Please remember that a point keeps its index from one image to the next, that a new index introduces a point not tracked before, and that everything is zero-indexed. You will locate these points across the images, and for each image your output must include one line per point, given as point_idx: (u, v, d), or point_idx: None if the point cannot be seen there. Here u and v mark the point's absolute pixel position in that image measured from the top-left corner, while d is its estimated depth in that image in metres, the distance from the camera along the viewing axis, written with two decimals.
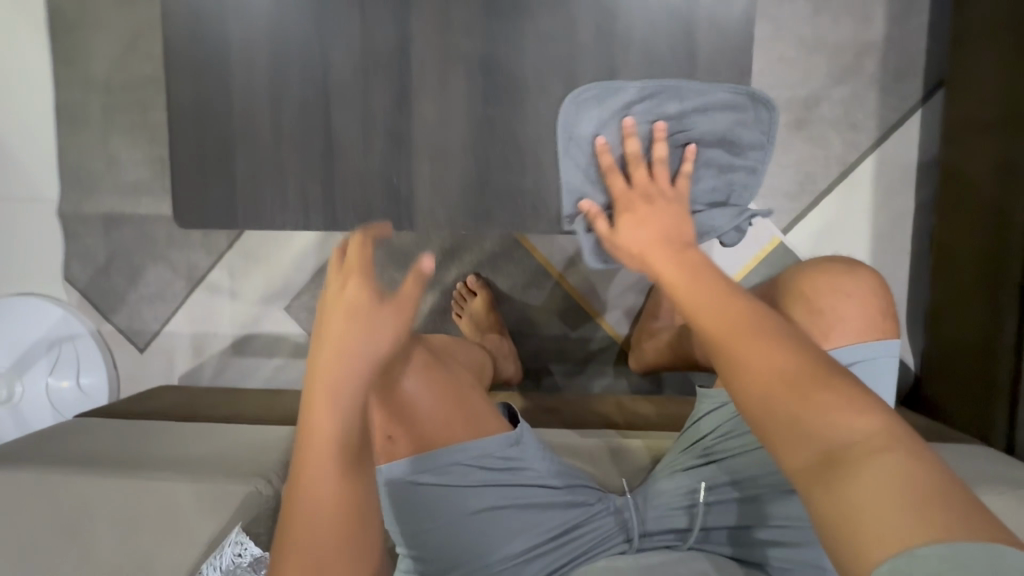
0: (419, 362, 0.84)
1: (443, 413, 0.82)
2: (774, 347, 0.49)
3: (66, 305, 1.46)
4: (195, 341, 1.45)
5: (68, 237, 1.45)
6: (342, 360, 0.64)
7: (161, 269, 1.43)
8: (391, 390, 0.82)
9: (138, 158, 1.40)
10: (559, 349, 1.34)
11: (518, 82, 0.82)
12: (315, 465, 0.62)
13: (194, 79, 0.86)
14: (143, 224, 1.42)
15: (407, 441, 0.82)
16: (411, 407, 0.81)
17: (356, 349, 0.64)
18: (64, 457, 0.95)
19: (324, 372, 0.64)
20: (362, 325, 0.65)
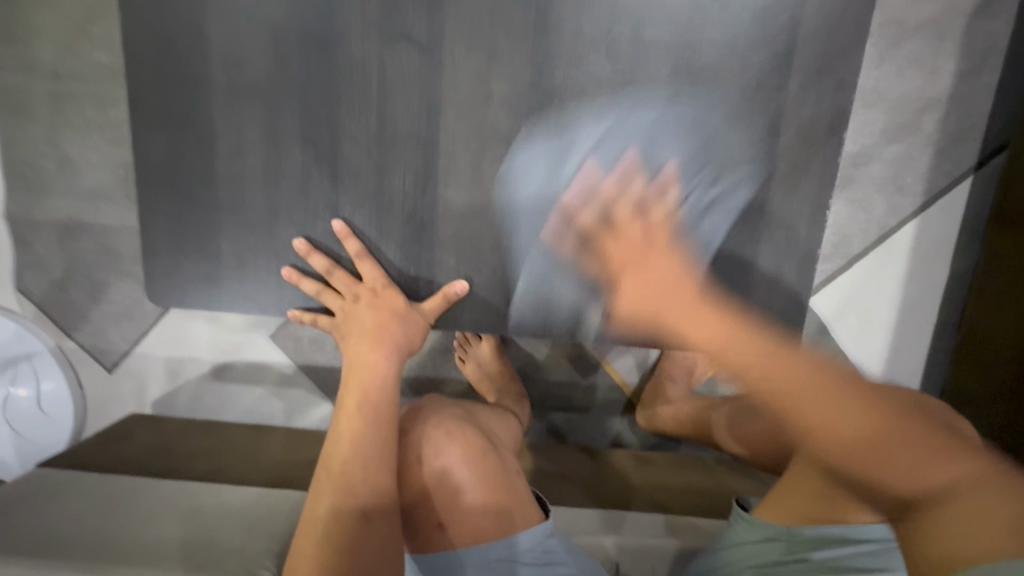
0: (454, 453, 0.77)
1: (479, 516, 0.74)
2: (852, 405, 0.61)
3: (20, 320, 1.31)
4: (169, 365, 1.33)
5: (17, 244, 1.28)
6: (361, 419, 0.67)
7: (128, 285, 1.29)
8: (434, 476, 0.76)
9: (98, 159, 1.22)
10: (565, 397, 1.26)
11: (561, 175, 0.75)
12: (335, 510, 0.62)
13: (173, 137, 0.73)
14: (106, 234, 1.26)
15: (437, 545, 0.73)
16: (445, 506, 0.74)
17: (369, 407, 0.68)
18: (33, 539, 0.90)
19: (341, 433, 0.66)
20: (378, 380, 0.70)
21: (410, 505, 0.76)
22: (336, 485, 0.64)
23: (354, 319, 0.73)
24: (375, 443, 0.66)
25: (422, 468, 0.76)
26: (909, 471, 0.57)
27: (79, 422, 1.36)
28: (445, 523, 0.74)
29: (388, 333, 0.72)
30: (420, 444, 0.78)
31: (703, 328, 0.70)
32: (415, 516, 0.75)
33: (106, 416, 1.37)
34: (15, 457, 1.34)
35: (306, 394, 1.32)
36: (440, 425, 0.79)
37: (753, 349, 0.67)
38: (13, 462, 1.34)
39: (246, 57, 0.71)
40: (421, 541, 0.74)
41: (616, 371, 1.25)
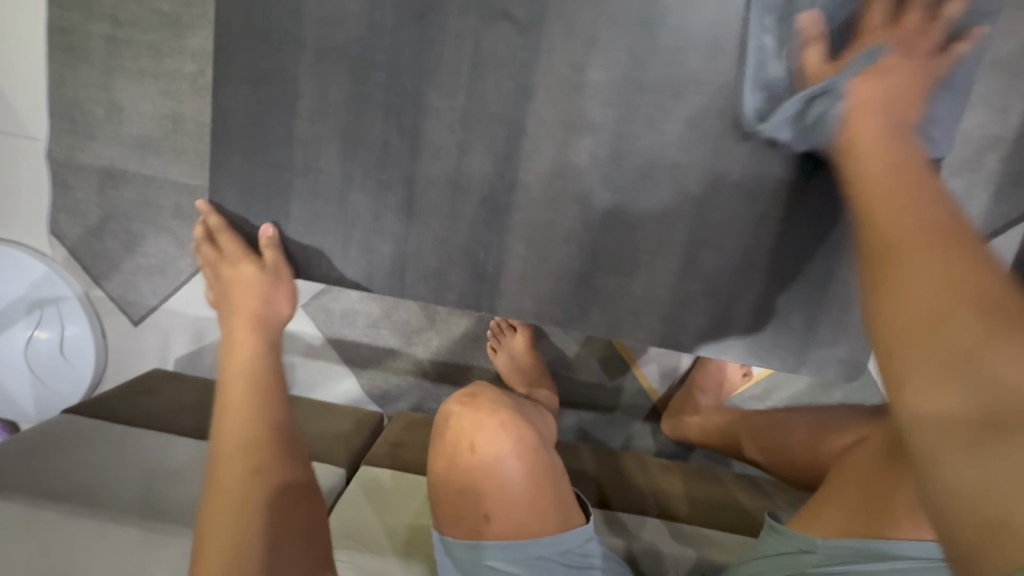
0: (508, 442, 0.77)
1: (525, 509, 0.74)
2: (961, 380, 0.44)
3: (51, 262, 1.29)
4: (195, 325, 1.33)
5: (56, 187, 1.26)
6: (250, 393, 0.74)
7: (164, 240, 1.28)
8: (485, 466, 0.76)
9: (145, 109, 1.21)
10: (589, 396, 1.28)
11: (648, 173, 0.75)
12: (240, 493, 0.67)
13: (256, 94, 0.74)
14: (146, 185, 1.25)
15: (483, 530, 0.75)
16: (493, 494, 0.75)
17: (257, 384, 0.74)
18: (53, 486, 0.88)
19: (234, 417, 0.72)
20: (254, 359, 0.75)
21: (453, 491, 0.77)
22: (248, 480, 0.68)
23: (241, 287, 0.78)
24: (265, 422, 0.73)
25: (474, 455, 0.77)
26: (1010, 452, 0.40)
27: (100, 371, 1.35)
28: (491, 516, 0.75)
29: (263, 320, 0.77)
30: (473, 432, 0.79)
31: (915, 356, 0.47)
32: (460, 502, 0.77)
33: (127, 368, 1.36)
34: (32, 401, 1.32)
35: (331, 365, 1.34)
36: (495, 414, 0.80)
37: (929, 272, 0.49)
38: (28, 405, 1.33)
39: (341, 19, 0.72)
40: (467, 523, 0.76)
41: (645, 377, 1.26)
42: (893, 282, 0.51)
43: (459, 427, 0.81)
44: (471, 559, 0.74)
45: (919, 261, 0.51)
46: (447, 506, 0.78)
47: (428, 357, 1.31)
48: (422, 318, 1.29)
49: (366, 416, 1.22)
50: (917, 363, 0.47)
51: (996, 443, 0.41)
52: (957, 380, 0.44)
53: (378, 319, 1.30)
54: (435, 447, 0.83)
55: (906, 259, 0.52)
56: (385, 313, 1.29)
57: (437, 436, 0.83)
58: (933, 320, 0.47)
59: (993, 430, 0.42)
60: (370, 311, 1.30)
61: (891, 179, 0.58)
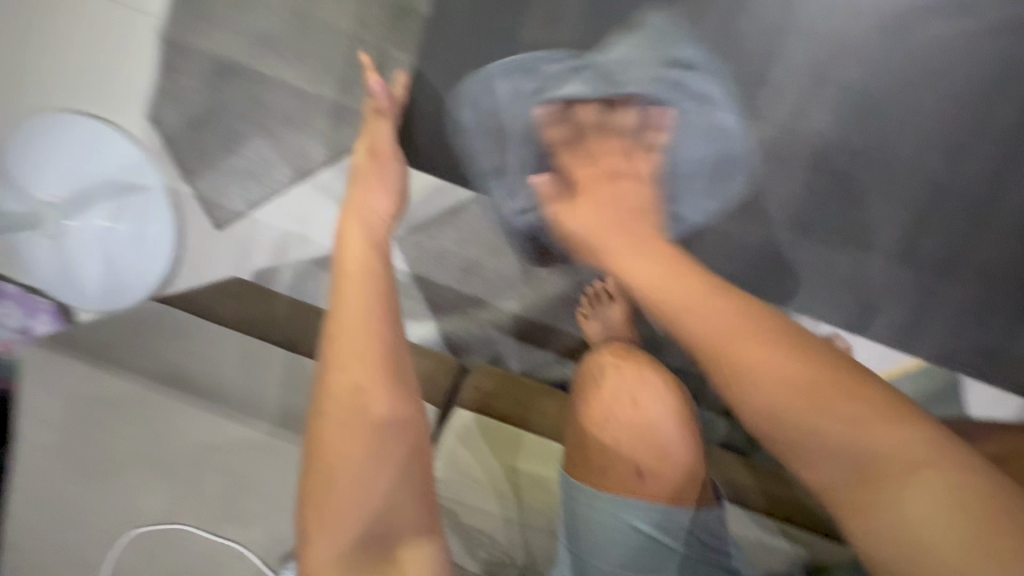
0: (671, 408, 0.74)
1: (682, 476, 0.71)
2: (772, 349, 0.64)
3: (143, 147, 1.23)
4: (280, 239, 1.26)
5: (164, 70, 1.20)
6: (362, 302, 0.75)
7: (266, 144, 1.21)
8: (649, 424, 0.72)
9: (272, 4, 1.16)
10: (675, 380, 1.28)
11: None
12: (344, 416, 0.68)
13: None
14: (259, 84, 1.19)
15: (635, 487, 0.70)
16: (654, 453, 0.71)
17: (371, 288, 0.77)
18: (128, 358, 0.79)
19: (340, 326, 0.74)
20: (367, 272, 0.79)
21: (608, 443, 0.72)
22: (345, 405, 0.69)
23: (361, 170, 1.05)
24: (368, 336, 0.73)
25: (637, 410, 0.73)
26: (842, 430, 0.57)
27: (172, 271, 1.29)
28: (647, 473, 0.70)
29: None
30: (637, 387, 0.75)
31: (739, 360, 0.64)
32: (613, 453, 0.72)
33: (201, 273, 1.30)
34: (99, 289, 1.26)
35: (413, 305, 1.29)
36: (658, 373, 0.77)
37: (715, 327, 0.67)
38: (95, 293, 1.27)
39: None
40: (618, 478, 0.71)
41: None
42: (677, 318, 0.70)
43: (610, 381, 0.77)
44: (614, 512, 0.69)
45: (773, 359, 0.63)
46: (589, 456, 0.73)
47: (515, 313, 1.27)
48: (519, 270, 1.24)
49: (449, 360, 1.16)
50: (820, 423, 0.58)
51: (822, 419, 0.58)
52: (806, 448, 0.59)
53: (472, 265, 1.25)
54: (580, 396, 0.79)
55: (744, 363, 0.64)
56: (481, 260, 1.24)
57: (586, 385, 0.79)
58: (759, 377, 0.62)
59: (798, 439, 0.60)
60: (464, 255, 1.24)
61: (733, 347, 0.65)
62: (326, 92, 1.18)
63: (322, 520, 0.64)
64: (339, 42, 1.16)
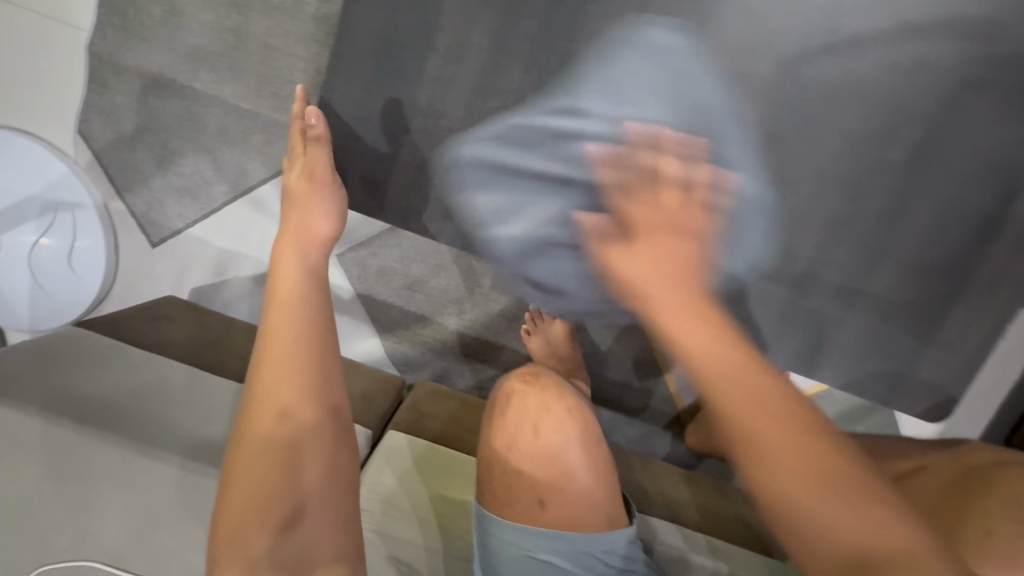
0: (576, 436, 0.75)
1: (584, 503, 0.72)
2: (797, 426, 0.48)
3: (72, 164, 1.19)
4: (218, 258, 1.24)
5: (93, 85, 1.17)
6: (291, 324, 0.72)
7: (202, 161, 1.19)
8: (549, 453, 0.74)
9: (206, 19, 1.14)
10: (618, 394, 1.30)
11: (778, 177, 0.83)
12: (263, 439, 0.65)
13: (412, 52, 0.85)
14: (194, 100, 1.16)
15: (534, 516, 0.71)
16: (554, 482, 0.72)
17: (302, 304, 0.75)
18: (57, 395, 0.79)
19: (269, 345, 0.70)
20: (295, 287, 0.76)
21: (510, 472, 0.74)
22: (267, 428, 0.66)
23: (296, 190, 0.87)
24: (299, 355, 0.70)
25: (538, 439, 0.75)
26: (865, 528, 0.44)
27: (106, 290, 1.25)
28: (546, 502, 0.72)
29: (304, 245, 0.81)
30: (540, 416, 0.76)
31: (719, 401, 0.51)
32: (514, 482, 0.73)
33: (136, 291, 1.27)
34: (27, 308, 1.22)
35: (357, 322, 1.28)
36: (562, 400, 0.78)
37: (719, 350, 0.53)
38: (24, 314, 1.22)
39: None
40: (519, 507, 0.72)
41: (672, 382, 1.28)
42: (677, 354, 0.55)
43: (515, 407, 0.79)
44: (517, 541, 0.70)
45: (710, 342, 0.54)
46: (495, 486, 0.74)
47: (459, 330, 1.27)
48: (462, 288, 1.25)
49: (390, 380, 1.16)
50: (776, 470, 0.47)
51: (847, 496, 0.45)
52: (770, 482, 0.47)
53: (415, 283, 1.25)
54: (488, 423, 0.80)
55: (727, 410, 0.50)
56: (424, 277, 1.24)
57: (495, 411, 0.80)
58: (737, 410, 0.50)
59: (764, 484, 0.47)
60: (407, 273, 1.24)
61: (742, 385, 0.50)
62: (263, 109, 1.16)
63: (233, 547, 0.61)
64: (275, 60, 1.14)
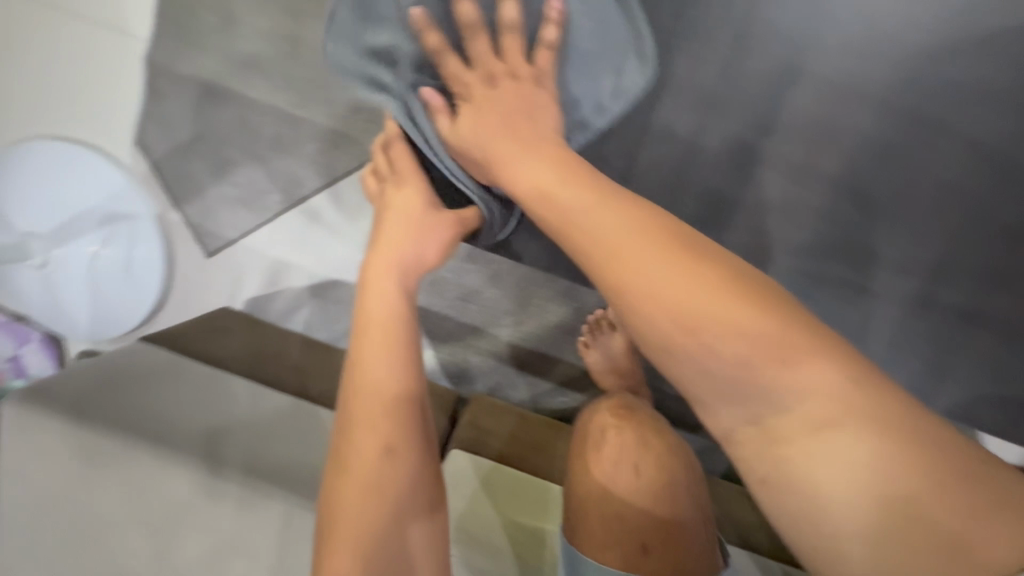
0: (678, 475, 0.73)
1: (689, 548, 0.69)
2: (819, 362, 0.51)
3: (130, 174, 1.19)
4: (271, 268, 1.23)
5: (150, 95, 1.17)
6: (388, 352, 0.68)
7: (256, 170, 1.18)
8: (652, 494, 0.72)
9: (261, 27, 1.12)
10: (678, 409, 1.25)
11: None
12: (366, 480, 0.61)
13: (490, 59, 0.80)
14: (249, 109, 1.15)
15: (640, 563, 0.69)
16: (659, 526, 0.70)
17: (396, 335, 0.70)
18: (131, 420, 0.77)
19: (368, 376, 0.66)
20: (387, 310, 0.72)
21: (611, 515, 0.71)
22: (368, 470, 0.62)
23: (397, 204, 0.82)
24: (399, 388, 0.66)
25: (640, 480, 0.72)
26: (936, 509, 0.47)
27: (161, 300, 1.25)
28: (650, 548, 0.69)
29: (395, 262, 0.76)
30: (641, 454, 0.74)
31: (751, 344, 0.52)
32: (618, 525, 0.70)
33: (190, 301, 1.27)
34: (87, 318, 1.23)
35: None
36: (660, 438, 0.76)
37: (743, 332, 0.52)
38: (83, 323, 1.24)
39: None
40: (623, 553, 0.69)
41: None
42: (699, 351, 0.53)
43: (612, 443, 0.75)
44: None
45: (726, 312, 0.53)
46: (596, 528, 0.71)
47: (513, 342, 1.23)
48: (517, 298, 1.21)
49: (446, 394, 1.13)
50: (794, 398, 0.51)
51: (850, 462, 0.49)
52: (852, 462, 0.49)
53: (469, 293, 1.22)
54: (580, 459, 0.76)
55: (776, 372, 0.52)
56: (478, 287, 1.21)
57: (586, 447, 0.76)
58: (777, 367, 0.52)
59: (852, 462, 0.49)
60: (461, 283, 1.21)
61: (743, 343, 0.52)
62: (318, 117, 1.14)
63: None
64: (330, 66, 1.12)
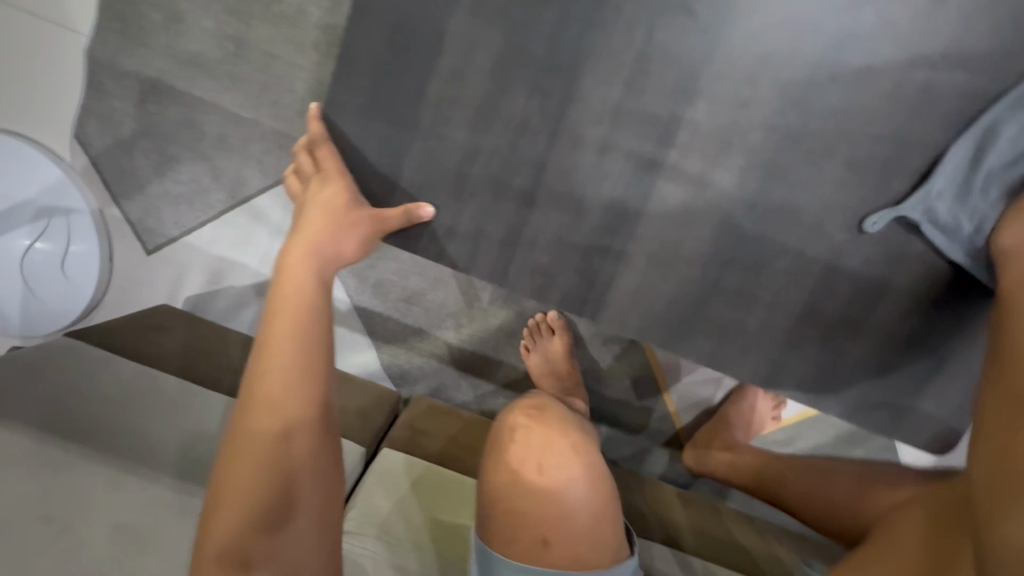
0: (581, 471, 0.75)
1: (585, 541, 0.72)
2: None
3: (68, 168, 1.18)
4: (213, 267, 1.22)
5: (91, 89, 1.15)
6: (292, 339, 0.67)
7: (199, 168, 1.18)
8: (552, 488, 0.74)
9: (208, 26, 1.12)
10: (616, 412, 1.29)
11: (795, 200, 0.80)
12: (253, 474, 0.61)
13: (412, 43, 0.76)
14: (193, 106, 1.15)
15: (537, 556, 0.71)
16: (555, 519, 0.72)
17: (303, 325, 0.69)
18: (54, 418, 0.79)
19: (268, 365, 0.66)
20: (301, 298, 0.71)
21: (513, 509, 0.74)
22: (256, 466, 0.61)
23: (320, 199, 0.79)
24: (301, 379, 0.66)
25: (541, 476, 0.75)
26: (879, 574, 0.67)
27: (98, 296, 1.23)
28: (549, 541, 0.72)
29: (313, 248, 0.75)
30: (546, 451, 0.77)
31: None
32: (516, 518, 0.73)
33: (129, 298, 1.25)
34: (18, 313, 1.20)
35: (354, 334, 1.26)
36: (565, 435, 0.79)
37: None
38: (14, 319, 1.21)
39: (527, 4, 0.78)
40: (522, 545, 0.72)
41: (671, 401, 1.27)
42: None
43: (520, 441, 0.79)
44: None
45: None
46: (499, 521, 0.74)
47: (455, 344, 1.25)
48: (460, 302, 1.23)
49: (384, 394, 1.13)
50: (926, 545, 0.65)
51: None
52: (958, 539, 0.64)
53: (413, 296, 1.23)
54: (488, 456, 0.80)
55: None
56: (422, 290, 1.23)
57: (497, 444, 0.81)
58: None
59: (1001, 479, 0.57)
60: (405, 285, 1.23)
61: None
62: (264, 118, 1.15)
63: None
64: (276, 68, 1.13)
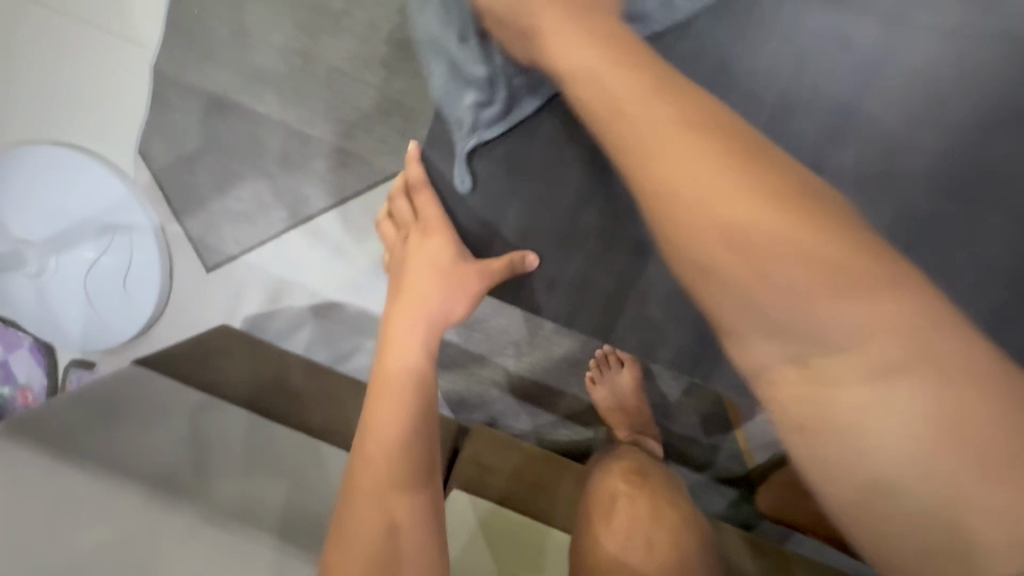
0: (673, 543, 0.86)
1: None
2: None
3: (131, 185, 1.16)
4: (272, 286, 1.19)
5: (157, 105, 1.13)
6: (397, 409, 0.73)
7: (261, 186, 1.15)
8: (651, 560, 0.84)
9: (275, 41, 1.09)
10: (683, 448, 1.22)
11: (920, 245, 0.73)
12: (372, 533, 0.65)
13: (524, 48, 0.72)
14: (257, 123, 1.12)
15: None
16: None
17: (412, 397, 0.74)
18: (127, 458, 0.75)
19: (379, 431, 0.71)
20: (409, 370, 0.76)
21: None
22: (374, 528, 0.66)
23: (421, 254, 0.80)
24: (409, 445, 0.71)
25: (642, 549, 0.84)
26: None
27: (157, 313, 1.22)
28: None
29: (418, 314, 0.79)
30: (643, 525, 0.87)
31: None
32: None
33: (187, 316, 1.23)
34: (80, 329, 1.19)
35: None
36: (658, 508, 0.89)
37: None
38: (76, 335, 1.20)
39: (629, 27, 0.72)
40: None
41: (743, 439, 1.20)
42: None
43: (618, 511, 0.88)
44: None
45: None
46: None
47: (517, 373, 1.20)
48: (524, 329, 1.18)
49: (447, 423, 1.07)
50: None
51: None
52: None
53: (474, 321, 1.18)
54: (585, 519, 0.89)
55: None
56: (484, 316, 1.18)
57: (595, 511, 0.89)
58: None
59: None
60: None
61: None
62: (329, 135, 1.11)
63: None
64: (343, 84, 1.09)
